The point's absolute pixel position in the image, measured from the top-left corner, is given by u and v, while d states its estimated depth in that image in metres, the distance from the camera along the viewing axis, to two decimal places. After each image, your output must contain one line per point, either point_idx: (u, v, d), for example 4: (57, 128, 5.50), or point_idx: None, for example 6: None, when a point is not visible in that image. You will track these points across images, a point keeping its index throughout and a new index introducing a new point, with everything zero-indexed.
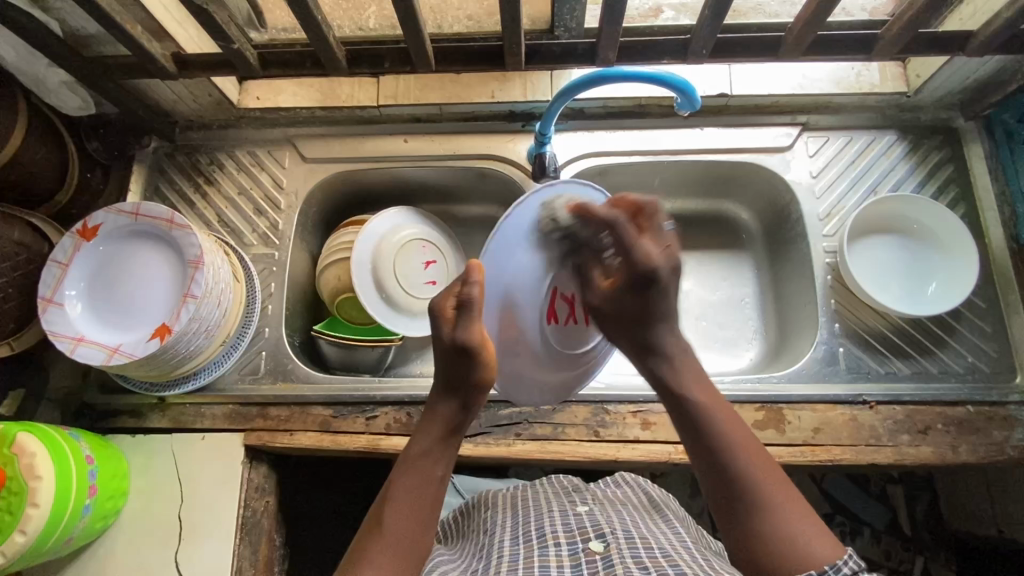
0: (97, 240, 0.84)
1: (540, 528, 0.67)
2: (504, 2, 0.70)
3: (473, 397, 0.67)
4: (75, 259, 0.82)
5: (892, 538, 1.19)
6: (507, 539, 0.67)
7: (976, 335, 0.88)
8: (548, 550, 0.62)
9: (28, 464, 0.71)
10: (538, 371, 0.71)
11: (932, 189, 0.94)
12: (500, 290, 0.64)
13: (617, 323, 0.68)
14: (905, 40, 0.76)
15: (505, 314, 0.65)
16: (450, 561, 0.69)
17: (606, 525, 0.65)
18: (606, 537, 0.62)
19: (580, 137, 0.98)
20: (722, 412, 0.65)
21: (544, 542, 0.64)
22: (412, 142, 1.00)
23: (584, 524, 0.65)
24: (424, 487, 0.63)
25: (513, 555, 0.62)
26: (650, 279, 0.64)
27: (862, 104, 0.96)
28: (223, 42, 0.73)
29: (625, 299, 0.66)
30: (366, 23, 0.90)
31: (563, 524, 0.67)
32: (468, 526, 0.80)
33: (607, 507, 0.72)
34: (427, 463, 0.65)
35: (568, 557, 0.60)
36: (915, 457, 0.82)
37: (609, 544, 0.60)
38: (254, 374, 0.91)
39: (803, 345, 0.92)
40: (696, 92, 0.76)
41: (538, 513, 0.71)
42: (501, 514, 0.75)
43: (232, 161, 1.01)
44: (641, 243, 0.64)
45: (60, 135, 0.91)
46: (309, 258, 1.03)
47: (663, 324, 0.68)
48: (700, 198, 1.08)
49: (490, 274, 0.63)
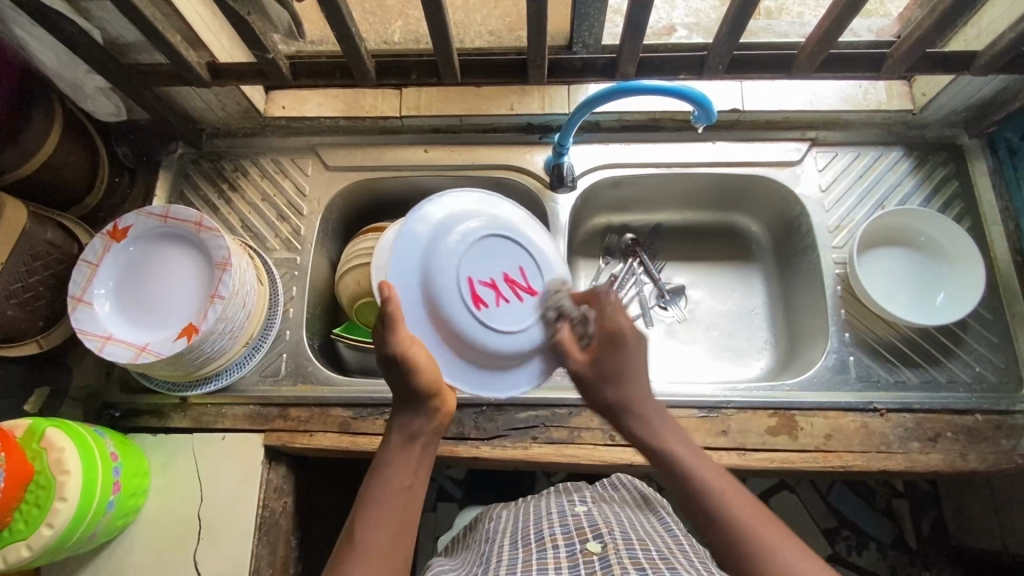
0: (127, 241, 0.86)
1: (539, 531, 0.69)
2: (530, 18, 0.73)
3: (425, 404, 0.66)
4: (105, 259, 0.84)
5: (898, 553, 1.20)
6: (507, 543, 0.69)
7: (983, 345, 0.90)
8: (545, 553, 0.64)
9: (57, 458, 0.72)
10: (471, 353, 0.71)
11: (937, 204, 0.96)
12: (417, 287, 0.69)
13: (596, 390, 0.71)
14: (913, 58, 0.78)
15: (436, 304, 0.69)
16: (454, 572, 0.71)
17: (602, 525, 0.67)
18: (604, 537, 0.64)
19: (595, 148, 1.01)
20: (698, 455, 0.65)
21: (542, 544, 0.66)
22: (432, 152, 1.03)
23: (581, 526, 0.68)
24: (393, 493, 0.61)
25: (515, 558, 0.64)
26: (615, 340, 0.71)
27: (869, 121, 0.99)
28: (258, 51, 0.76)
29: (599, 358, 0.71)
30: (391, 37, 0.93)
31: (561, 527, 0.69)
32: (480, 530, 0.83)
33: (605, 510, 0.75)
34: (395, 468, 0.63)
35: (566, 558, 0.62)
36: (925, 464, 0.83)
37: (605, 544, 0.62)
38: (275, 376, 0.93)
39: (814, 354, 0.94)
40: (712, 105, 0.79)
41: (537, 517, 0.74)
42: (506, 521, 0.77)
43: (257, 168, 1.04)
44: (609, 309, 0.73)
45: (90, 138, 0.93)
46: (328, 262, 1.05)
47: (629, 379, 0.70)
48: (710, 210, 1.10)
49: (400, 267, 0.69)
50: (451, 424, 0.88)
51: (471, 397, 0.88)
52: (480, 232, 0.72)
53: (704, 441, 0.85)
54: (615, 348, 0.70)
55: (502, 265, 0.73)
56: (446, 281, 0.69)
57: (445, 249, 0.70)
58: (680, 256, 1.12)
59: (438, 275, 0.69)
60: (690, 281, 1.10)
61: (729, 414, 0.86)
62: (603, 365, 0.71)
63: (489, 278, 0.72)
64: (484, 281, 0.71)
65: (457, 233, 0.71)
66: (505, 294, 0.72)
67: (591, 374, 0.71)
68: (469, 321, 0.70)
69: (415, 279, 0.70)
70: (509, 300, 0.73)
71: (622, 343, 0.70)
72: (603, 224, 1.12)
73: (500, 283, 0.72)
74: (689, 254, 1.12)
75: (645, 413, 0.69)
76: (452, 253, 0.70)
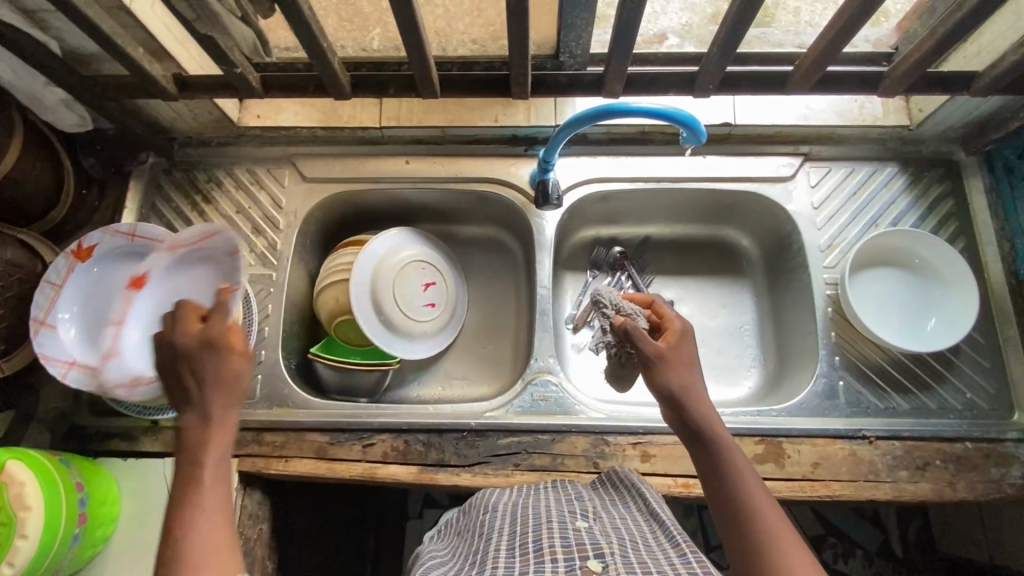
0: (92, 261, 0.82)
1: (537, 540, 0.59)
2: (513, 36, 0.70)
3: (227, 396, 0.58)
4: (70, 280, 0.80)
5: (884, 561, 1.20)
6: (503, 549, 0.59)
7: (975, 370, 0.88)
8: (542, 567, 0.54)
9: (18, 494, 0.70)
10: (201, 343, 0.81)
11: (932, 223, 0.94)
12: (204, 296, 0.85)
13: (664, 374, 0.65)
14: (912, 79, 0.75)
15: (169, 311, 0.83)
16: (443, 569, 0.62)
17: (604, 542, 0.57)
18: (606, 556, 0.54)
19: (582, 162, 0.98)
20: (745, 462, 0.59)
21: (540, 556, 0.55)
22: (413, 163, 1.00)
23: (582, 540, 0.57)
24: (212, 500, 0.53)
25: (507, 572, 0.54)
26: (684, 334, 0.70)
27: (864, 136, 0.96)
28: (225, 66, 0.71)
29: (674, 343, 0.68)
30: (369, 45, 0.85)
31: (559, 537, 0.59)
32: (466, 530, 0.72)
33: (607, 522, 0.64)
34: (191, 493, 0.53)
35: (564, 574, 0.52)
36: (913, 493, 0.82)
37: (607, 563, 0.52)
38: (249, 399, 0.90)
39: (803, 377, 0.92)
40: (701, 126, 0.75)
41: (534, 522, 0.63)
42: (499, 524, 0.67)
43: (231, 179, 1.00)
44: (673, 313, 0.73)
45: (54, 150, 0.89)
46: (306, 277, 1.02)
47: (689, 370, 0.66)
48: (699, 223, 1.07)
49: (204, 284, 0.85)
50: (431, 450, 0.86)
51: (452, 422, 0.86)
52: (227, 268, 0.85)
53: (690, 469, 0.83)
54: (687, 340, 0.69)
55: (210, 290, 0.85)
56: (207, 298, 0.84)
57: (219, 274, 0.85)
58: (669, 269, 1.09)
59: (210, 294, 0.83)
60: (678, 296, 1.07)
61: None
62: (679, 350, 0.67)
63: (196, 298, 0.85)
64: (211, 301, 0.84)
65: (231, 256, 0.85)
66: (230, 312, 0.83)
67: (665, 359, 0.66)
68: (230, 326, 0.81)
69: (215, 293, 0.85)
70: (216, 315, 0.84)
71: (688, 335, 0.70)
72: (590, 237, 1.09)
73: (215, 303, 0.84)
74: (678, 268, 1.09)
75: (704, 405, 0.63)
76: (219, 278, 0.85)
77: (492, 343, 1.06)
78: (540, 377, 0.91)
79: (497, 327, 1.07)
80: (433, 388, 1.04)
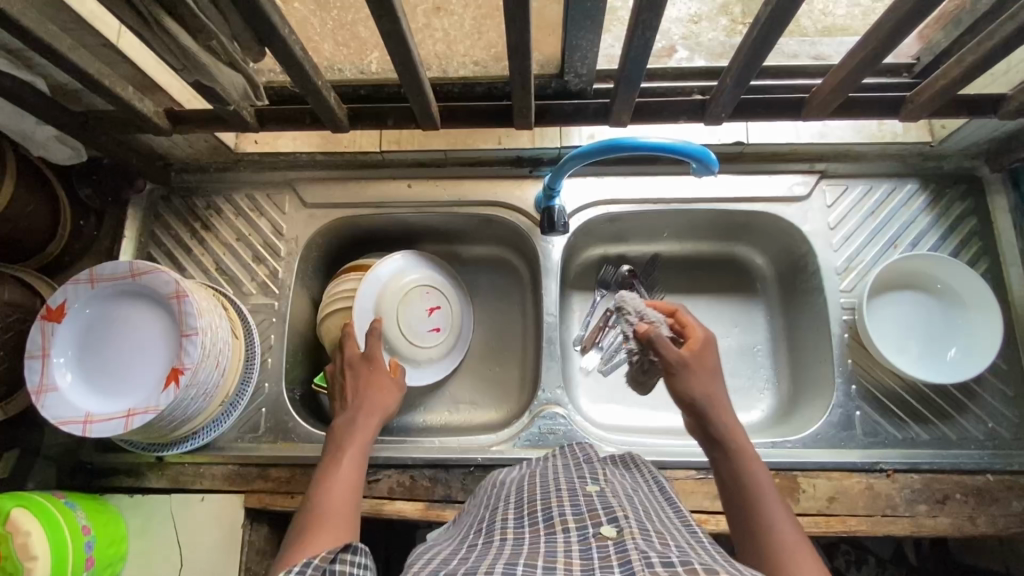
0: (97, 288, 0.80)
1: (547, 509, 0.53)
2: (515, 73, 0.67)
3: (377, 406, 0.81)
4: (73, 305, 0.79)
5: (896, 568, 1.12)
6: (512, 518, 0.55)
7: (998, 399, 0.85)
8: (554, 537, 0.49)
9: (23, 543, 0.69)
10: (147, 379, 0.79)
11: (954, 243, 0.90)
12: (152, 335, 0.80)
13: (687, 376, 0.69)
14: (935, 105, 0.72)
15: (127, 352, 0.80)
16: (444, 543, 0.59)
17: (618, 507, 0.51)
18: (620, 521, 0.49)
19: (589, 182, 0.95)
20: (764, 472, 0.63)
21: (550, 526, 0.51)
22: (415, 186, 0.97)
23: (594, 507, 0.52)
24: (354, 472, 0.71)
25: (516, 540, 0.50)
26: (707, 343, 0.73)
27: (883, 153, 0.93)
28: (219, 105, 0.69)
29: (700, 351, 0.71)
30: (367, 68, 0.79)
31: (570, 505, 0.54)
32: (477, 503, 0.69)
33: (619, 487, 0.59)
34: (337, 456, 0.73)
35: (577, 542, 0.47)
36: (931, 528, 0.80)
37: (622, 529, 0.47)
38: (254, 432, 0.90)
39: (815, 412, 0.89)
40: (712, 159, 0.72)
41: (543, 491, 0.58)
42: (505, 492, 0.63)
43: (230, 206, 0.98)
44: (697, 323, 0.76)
45: (50, 185, 0.88)
46: (309, 303, 1.01)
47: (717, 378, 0.70)
48: (710, 240, 1.04)
49: (148, 324, 0.81)
50: (438, 485, 0.85)
51: (460, 456, 0.85)
52: (156, 307, 0.81)
53: (702, 504, 0.82)
54: (707, 347, 0.72)
55: (145, 325, 0.81)
56: (143, 336, 0.80)
57: (160, 314, 0.81)
58: (680, 290, 1.05)
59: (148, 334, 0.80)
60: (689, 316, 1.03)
61: None
62: (701, 355, 0.71)
63: (138, 334, 0.81)
64: (148, 337, 0.80)
65: (140, 293, 0.81)
66: (156, 347, 0.80)
67: (682, 362, 0.69)
68: (144, 366, 0.79)
69: (152, 335, 0.80)
70: (151, 350, 0.80)
71: (710, 342, 0.73)
72: (598, 255, 1.06)
73: (152, 336, 0.80)
74: (689, 287, 1.05)
75: (727, 416, 0.67)
76: (160, 318, 0.81)
77: (499, 367, 1.04)
78: (548, 410, 0.89)
79: (503, 351, 1.05)
80: (440, 413, 1.02)
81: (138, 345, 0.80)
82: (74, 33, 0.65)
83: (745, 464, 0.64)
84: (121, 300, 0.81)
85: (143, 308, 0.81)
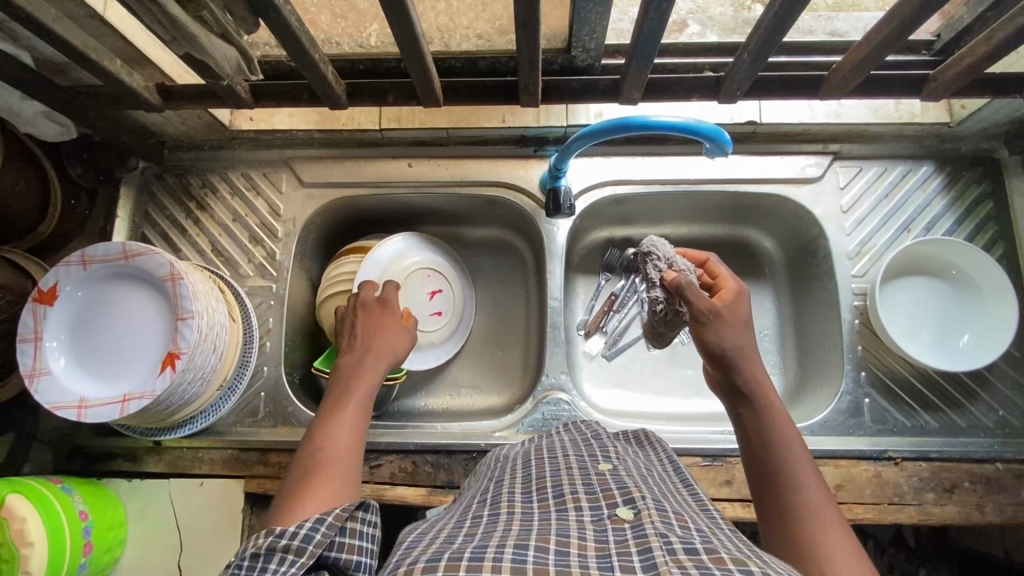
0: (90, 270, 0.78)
1: (558, 486, 0.52)
2: (523, 47, 0.64)
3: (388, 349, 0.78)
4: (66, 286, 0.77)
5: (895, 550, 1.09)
6: (517, 492, 0.53)
7: (1008, 387, 0.84)
8: (565, 514, 0.47)
9: (19, 530, 0.68)
10: (141, 362, 0.77)
11: (969, 228, 0.88)
12: (147, 317, 0.78)
13: (716, 330, 0.66)
14: (960, 83, 0.69)
15: (122, 334, 0.78)
16: (442, 517, 0.57)
17: (634, 488, 0.50)
18: (637, 501, 0.47)
19: (595, 162, 0.93)
20: (789, 425, 0.62)
21: (563, 503, 0.49)
22: (416, 166, 0.94)
23: (609, 486, 0.51)
24: (358, 417, 0.70)
25: (524, 516, 0.48)
26: (737, 293, 0.72)
27: (899, 134, 0.90)
28: (211, 79, 0.66)
29: (732, 300, 0.70)
30: (366, 40, 0.76)
31: (583, 483, 0.52)
32: (477, 474, 0.68)
33: (632, 465, 0.58)
34: (342, 402, 0.70)
35: (591, 522, 0.45)
36: (938, 516, 0.79)
37: (639, 510, 0.45)
38: (253, 417, 0.88)
39: (821, 399, 0.88)
40: (727, 139, 0.70)
41: (551, 468, 0.57)
42: (505, 469, 0.61)
43: (226, 185, 0.95)
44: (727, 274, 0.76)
45: (39, 162, 0.85)
46: (308, 286, 0.98)
47: (746, 328, 0.69)
48: (718, 222, 1.02)
49: (142, 305, 0.78)
50: (440, 471, 0.84)
51: (463, 442, 0.84)
52: (150, 288, 0.78)
53: (707, 491, 0.81)
54: (739, 297, 0.71)
55: (140, 307, 0.79)
56: (138, 318, 0.78)
57: (154, 296, 0.78)
58: None
59: (142, 315, 0.78)
60: None
61: (734, 462, 0.82)
62: (733, 306, 0.70)
63: (133, 316, 0.79)
64: (142, 318, 0.78)
65: (134, 274, 0.78)
66: (150, 329, 0.78)
67: (714, 314, 0.67)
68: (139, 349, 0.77)
69: (147, 317, 0.78)
70: (146, 333, 0.78)
71: (739, 293, 0.72)
72: (603, 237, 1.03)
73: (146, 318, 0.78)
74: None
75: (754, 368, 0.66)
76: (155, 299, 0.78)
77: (501, 351, 1.03)
78: (552, 395, 0.88)
79: (506, 334, 1.03)
80: (441, 397, 1.00)
81: (133, 326, 0.78)
82: (57, 2, 0.61)
83: (770, 418, 0.63)
84: (114, 281, 0.79)
85: (137, 290, 0.79)
